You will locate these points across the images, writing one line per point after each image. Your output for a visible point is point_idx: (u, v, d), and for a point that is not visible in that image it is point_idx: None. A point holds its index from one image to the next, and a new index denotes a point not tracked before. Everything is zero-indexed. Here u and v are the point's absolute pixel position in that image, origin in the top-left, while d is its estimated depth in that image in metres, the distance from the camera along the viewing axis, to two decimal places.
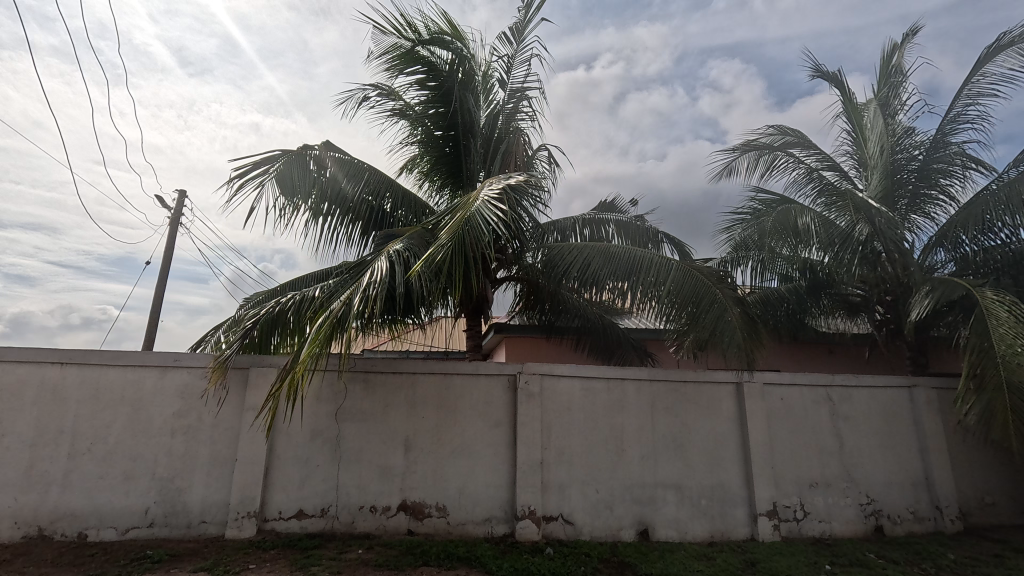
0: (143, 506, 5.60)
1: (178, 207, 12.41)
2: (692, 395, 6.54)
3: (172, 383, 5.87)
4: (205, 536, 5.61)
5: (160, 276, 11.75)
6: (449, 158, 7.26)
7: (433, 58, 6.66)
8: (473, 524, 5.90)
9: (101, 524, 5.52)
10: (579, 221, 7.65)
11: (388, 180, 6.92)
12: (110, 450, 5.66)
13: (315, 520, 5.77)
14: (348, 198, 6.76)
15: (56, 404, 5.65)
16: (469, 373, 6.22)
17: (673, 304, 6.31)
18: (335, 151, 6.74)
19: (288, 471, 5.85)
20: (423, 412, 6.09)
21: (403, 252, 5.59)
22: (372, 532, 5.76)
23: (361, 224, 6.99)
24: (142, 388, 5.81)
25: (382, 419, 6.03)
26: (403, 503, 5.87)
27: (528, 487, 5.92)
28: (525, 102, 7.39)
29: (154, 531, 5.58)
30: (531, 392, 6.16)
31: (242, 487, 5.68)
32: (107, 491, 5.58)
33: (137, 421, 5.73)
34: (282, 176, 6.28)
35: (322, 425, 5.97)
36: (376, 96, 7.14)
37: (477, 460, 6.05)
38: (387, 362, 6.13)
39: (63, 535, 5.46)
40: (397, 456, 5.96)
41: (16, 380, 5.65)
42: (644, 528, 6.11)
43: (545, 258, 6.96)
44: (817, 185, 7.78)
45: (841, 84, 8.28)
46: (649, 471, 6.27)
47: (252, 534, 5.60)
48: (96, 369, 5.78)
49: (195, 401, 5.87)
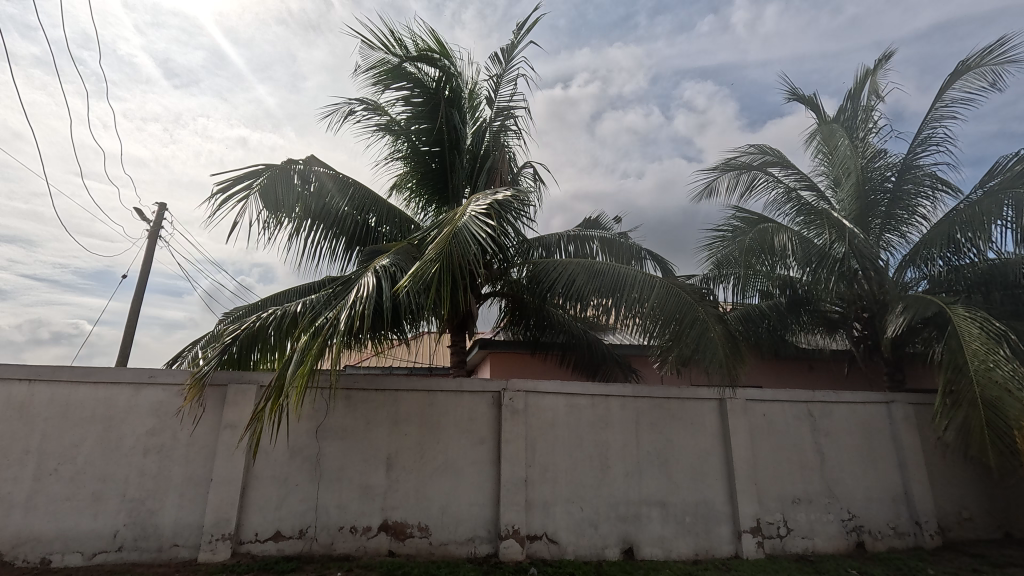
0: (112, 529, 5.39)
1: (158, 221, 12.20)
2: (676, 411, 6.56)
3: (147, 400, 5.70)
4: (177, 560, 5.40)
5: (137, 290, 11.48)
6: (435, 174, 7.28)
7: (420, 75, 6.76)
8: (456, 544, 5.78)
9: (67, 548, 5.28)
10: (563, 238, 7.72)
11: (373, 195, 6.93)
12: (79, 470, 5.45)
13: (293, 542, 5.60)
14: (334, 212, 6.73)
15: (22, 423, 5.44)
16: (453, 390, 6.16)
17: (656, 319, 6.34)
18: (319, 165, 6.70)
19: (265, 491, 5.69)
20: (405, 430, 6.00)
21: (390, 268, 5.56)
22: (351, 554, 5.61)
23: (345, 239, 6.93)
24: (115, 405, 5.63)
25: (364, 436, 5.92)
26: (384, 523, 5.74)
27: (512, 506, 5.85)
28: (512, 120, 7.45)
29: (123, 556, 5.35)
30: (515, 409, 6.12)
31: (217, 507, 5.50)
32: (73, 514, 5.36)
33: (108, 439, 5.54)
34: (266, 189, 6.23)
35: (302, 444, 5.83)
36: (362, 111, 7.17)
37: (461, 478, 5.96)
38: (369, 379, 6.04)
39: (25, 561, 5.21)
40: (378, 475, 5.85)
41: None
42: (628, 546, 6.06)
43: (530, 273, 6.98)
44: (795, 205, 7.98)
45: (817, 108, 8.55)
46: (633, 487, 6.24)
47: (226, 557, 5.40)
48: (66, 386, 5.59)
49: (170, 419, 5.70)
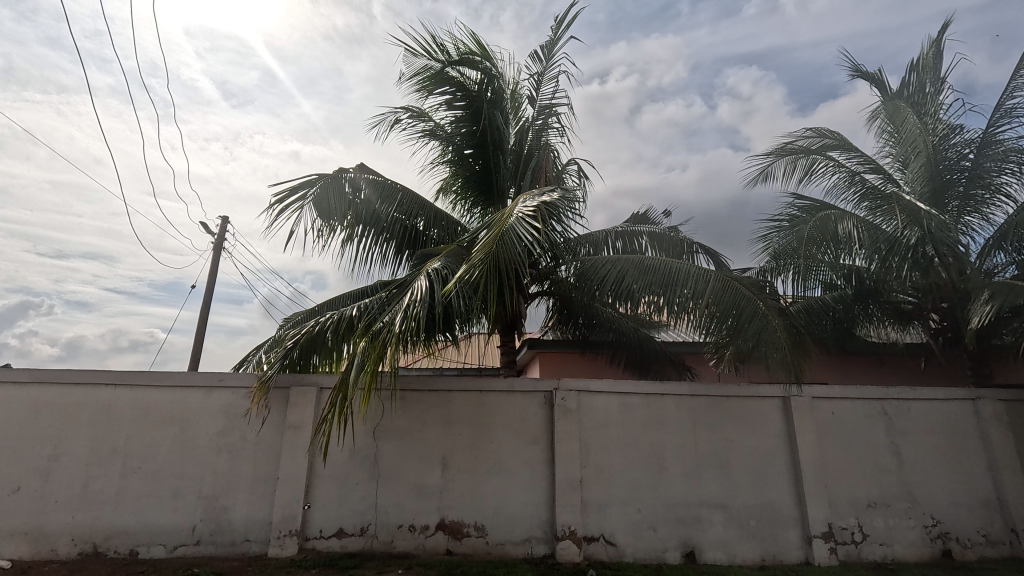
0: (190, 523, 5.73)
1: (222, 233, 12.93)
2: (736, 410, 6.29)
3: (217, 402, 6.04)
4: (249, 555, 5.68)
5: (205, 300, 12.22)
6: (479, 176, 7.32)
7: (462, 79, 6.86)
8: (512, 544, 5.78)
9: (151, 541, 5.66)
10: (611, 234, 7.59)
11: (421, 200, 7.04)
12: (159, 468, 5.83)
13: (355, 539, 5.77)
14: (383, 219, 6.87)
15: (109, 424, 5.88)
16: (504, 390, 6.16)
17: (713, 315, 6.11)
18: (369, 173, 6.90)
19: (327, 490, 5.89)
20: (458, 430, 6.06)
21: (442, 270, 5.66)
22: (411, 552, 5.72)
23: (395, 244, 7.09)
24: (188, 407, 6.00)
25: (418, 436, 6.03)
26: (441, 522, 5.82)
27: (567, 506, 5.79)
28: (554, 118, 7.40)
29: (201, 549, 5.68)
30: (567, 408, 6.06)
31: (284, 504, 5.75)
32: (155, 509, 5.74)
33: (184, 439, 5.91)
34: (319, 199, 6.48)
35: (360, 444, 6.00)
36: (407, 119, 7.32)
37: (515, 478, 5.96)
38: (422, 380, 6.13)
39: (116, 552, 5.62)
40: (434, 475, 5.94)
41: (72, 401, 5.89)
42: (690, 550, 5.87)
43: (578, 271, 6.90)
44: (860, 189, 7.50)
45: (881, 84, 8.00)
46: (692, 489, 6.04)
47: (294, 552, 5.63)
48: (146, 390, 6.00)
49: (239, 421, 6.01)
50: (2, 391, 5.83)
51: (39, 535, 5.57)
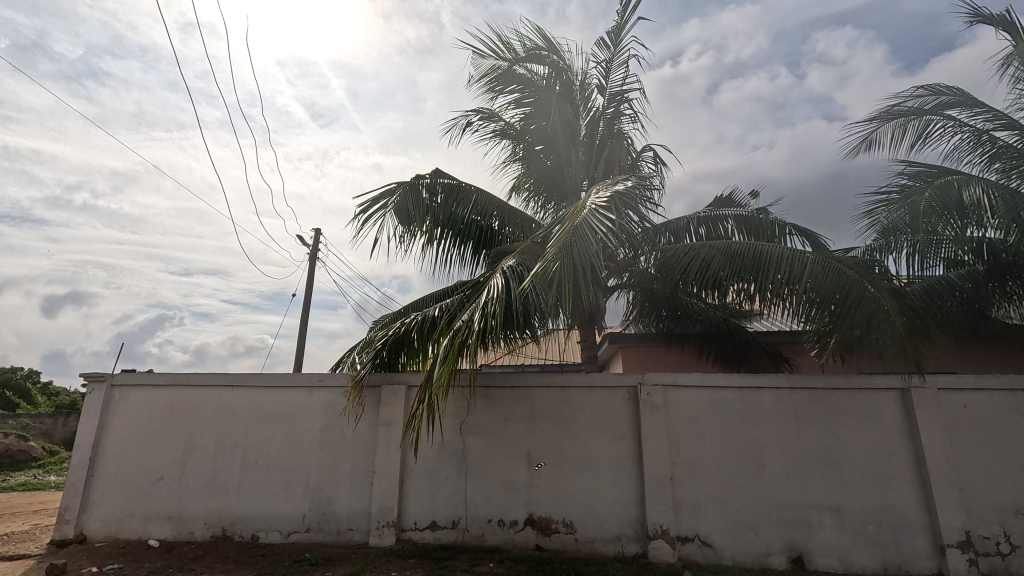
0: (300, 512, 6.24)
1: (315, 245, 13.95)
2: (845, 404, 5.73)
3: (318, 401, 6.52)
4: (352, 543, 6.07)
5: (305, 307, 13.26)
6: (551, 171, 7.23)
7: (530, 76, 6.94)
8: (602, 542, 5.69)
9: (269, 527, 6.23)
10: (692, 220, 7.22)
11: (494, 200, 7.14)
12: (272, 461, 6.40)
13: (448, 532, 5.97)
14: (459, 221, 7.04)
15: (229, 421, 6.55)
16: (587, 385, 6.08)
17: (813, 300, 5.60)
18: (443, 178, 7.08)
19: (420, 484, 6.14)
20: (542, 426, 6.06)
21: (516, 268, 5.69)
22: (501, 546, 5.82)
23: (472, 245, 7.23)
24: (294, 406, 6.53)
25: (503, 433, 6.11)
26: (530, 517, 5.86)
27: (658, 505, 5.59)
28: (626, 105, 7.18)
29: (310, 536, 6.16)
30: (654, 404, 5.85)
31: (381, 497, 6.08)
32: (272, 498, 6.31)
33: (292, 435, 6.44)
34: (399, 207, 6.75)
35: (448, 440, 6.20)
36: (478, 121, 7.43)
37: (602, 475, 5.86)
38: (504, 377, 6.20)
39: (240, 536, 6.24)
40: (520, 471, 5.99)
41: (199, 401, 6.63)
42: (797, 555, 5.44)
43: (659, 261, 6.64)
44: (989, 149, 6.52)
45: (1010, 27, 6.92)
46: (797, 489, 5.59)
47: (392, 542, 5.94)
48: (258, 390, 6.61)
49: (338, 418, 6.45)
50: (145, 393, 6.69)
51: (179, 519, 6.33)
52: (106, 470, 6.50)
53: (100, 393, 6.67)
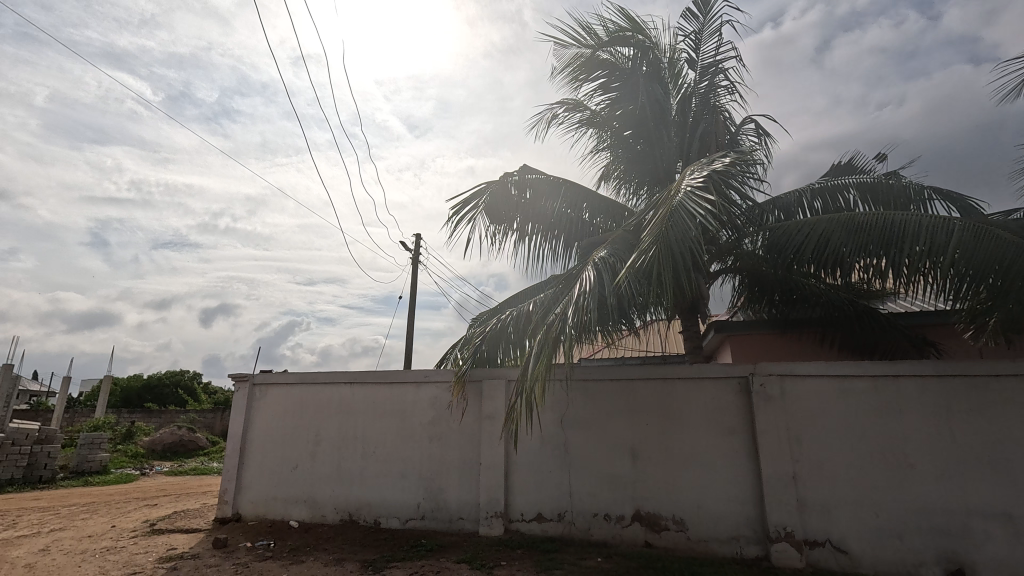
0: (415, 500, 6.64)
1: (416, 249, 14.75)
2: (1014, 394, 4.86)
3: (426, 396, 6.89)
4: (463, 531, 6.34)
5: (409, 309, 14.08)
6: (642, 155, 6.88)
7: (614, 59, 6.76)
8: (717, 542, 5.38)
9: (389, 514, 6.71)
10: (805, 193, 6.54)
11: (584, 190, 7.04)
12: (388, 452, 6.88)
13: (554, 525, 6.00)
14: (549, 214, 7.01)
15: (349, 415, 7.15)
16: (692, 377, 5.77)
17: (964, 275, 4.79)
18: (532, 173, 7.11)
19: (524, 476, 6.24)
20: (645, 420, 5.87)
21: (608, 258, 5.55)
22: (609, 541, 5.73)
23: (563, 238, 7.06)
24: (404, 401, 6.96)
25: (605, 427, 6.01)
26: (637, 513, 5.70)
27: (780, 505, 5.16)
28: (722, 76, 6.72)
29: (425, 523, 6.54)
30: (769, 395, 5.40)
31: (488, 488, 6.28)
32: (389, 487, 6.79)
33: (404, 428, 6.87)
34: (490, 205, 6.90)
35: (550, 433, 6.22)
36: (563, 113, 7.36)
37: (713, 471, 5.53)
38: (603, 370, 6.08)
39: (365, 520, 6.79)
40: (624, 465, 5.85)
41: (324, 397, 7.32)
42: (956, 568, 4.73)
43: (768, 241, 6.10)
44: None
45: None
46: (953, 492, 4.86)
47: (501, 532, 6.11)
48: (372, 386, 7.14)
49: (444, 412, 6.77)
50: (280, 390, 7.52)
51: (313, 503, 7.04)
52: (253, 459, 7.42)
53: (245, 392, 7.63)
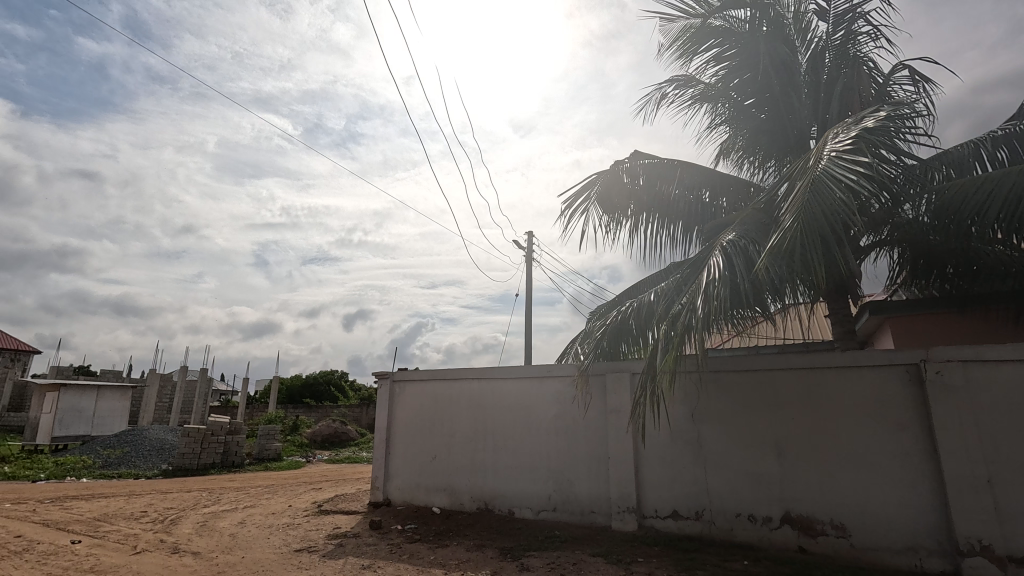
0: (546, 492, 6.78)
1: (529, 247, 15.00)
2: None
3: (549, 389, 7.00)
4: (596, 525, 6.34)
5: (527, 306, 14.38)
6: (768, 124, 6.26)
7: (729, 25, 6.27)
8: (890, 552, 4.75)
9: (522, 504, 6.93)
10: (984, 142, 5.54)
11: (703, 170, 6.61)
12: (517, 445, 7.11)
13: (692, 523, 5.75)
14: (665, 199, 6.68)
15: (479, 409, 7.52)
16: (846, 365, 5.13)
17: None
18: (644, 158, 6.87)
19: (656, 472, 6.05)
20: (790, 414, 5.35)
21: (738, 241, 5.16)
22: (756, 544, 5.34)
23: (682, 223, 6.68)
24: (529, 395, 7.14)
25: (742, 421, 5.60)
26: (787, 516, 5.24)
27: (971, 514, 4.41)
28: (862, 23, 5.95)
29: (557, 515, 6.64)
30: (949, 385, 4.62)
31: (619, 483, 6.19)
32: (521, 479, 7.01)
33: (531, 422, 7.05)
34: (603, 195, 6.81)
35: (681, 428, 5.95)
36: (674, 91, 6.99)
37: (879, 471, 4.89)
38: (737, 361, 5.66)
39: (500, 510, 7.08)
40: (768, 463, 5.40)
41: (455, 392, 7.78)
42: None
43: (936, 206, 5.23)
44: None
45: None
46: None
47: (635, 528, 6.00)
48: (498, 382, 7.43)
49: (568, 406, 6.82)
50: (416, 387, 8.15)
51: (452, 491, 7.52)
52: (398, 449, 8.12)
53: (387, 388, 8.39)
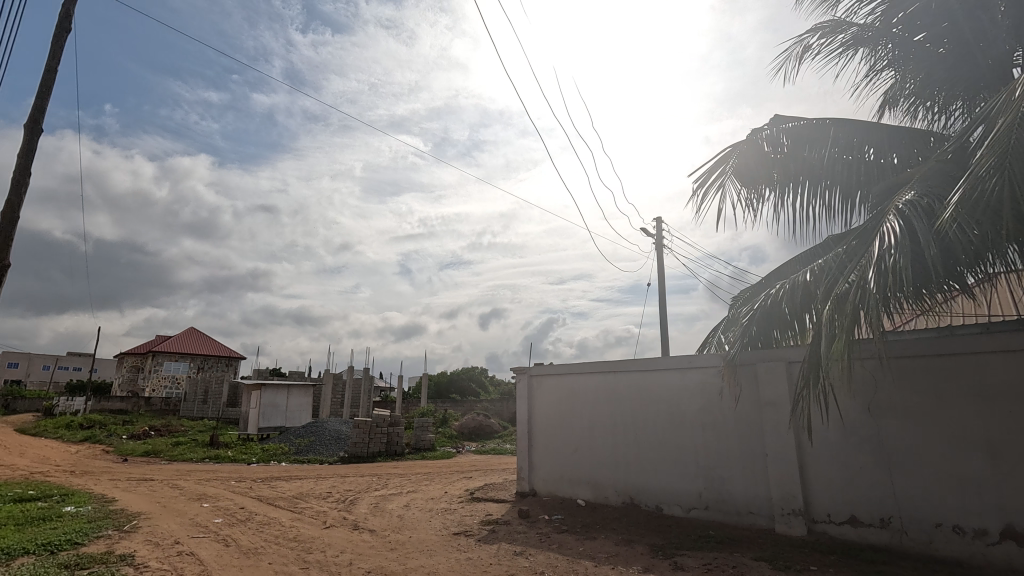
0: (696, 489, 6.44)
1: (659, 233, 14.35)
2: None
3: (692, 381, 6.67)
4: (757, 527, 5.89)
5: (661, 294, 13.78)
6: (950, 58, 5.18)
7: None
8: None
9: (670, 501, 6.67)
10: None
11: (863, 126, 5.70)
12: (661, 439, 6.86)
13: (876, 531, 5.10)
14: (817, 164, 5.90)
15: (618, 403, 7.41)
16: None
17: None
18: (786, 122, 6.17)
19: (827, 473, 5.48)
20: (1005, 408, 4.52)
21: (919, 201, 4.38)
22: (964, 560, 4.59)
23: (840, 189, 5.82)
24: (671, 387, 6.85)
25: (936, 416, 4.84)
26: (1007, 530, 4.42)
27: None
28: None
29: (711, 513, 6.28)
30: None
31: (781, 483, 5.70)
32: (667, 474, 6.75)
33: (674, 416, 6.77)
34: (740, 167, 6.28)
35: (855, 423, 5.32)
36: (818, 40, 6.15)
37: None
38: (925, 345, 4.89)
39: (647, 505, 6.90)
40: (975, 465, 4.63)
41: (591, 385, 7.77)
42: None
43: None
44: None
45: None
46: None
47: (804, 534, 5.48)
48: (636, 374, 7.25)
49: (715, 398, 6.43)
50: (553, 381, 8.29)
51: (596, 484, 7.51)
52: (540, 442, 8.34)
53: (524, 382, 8.66)
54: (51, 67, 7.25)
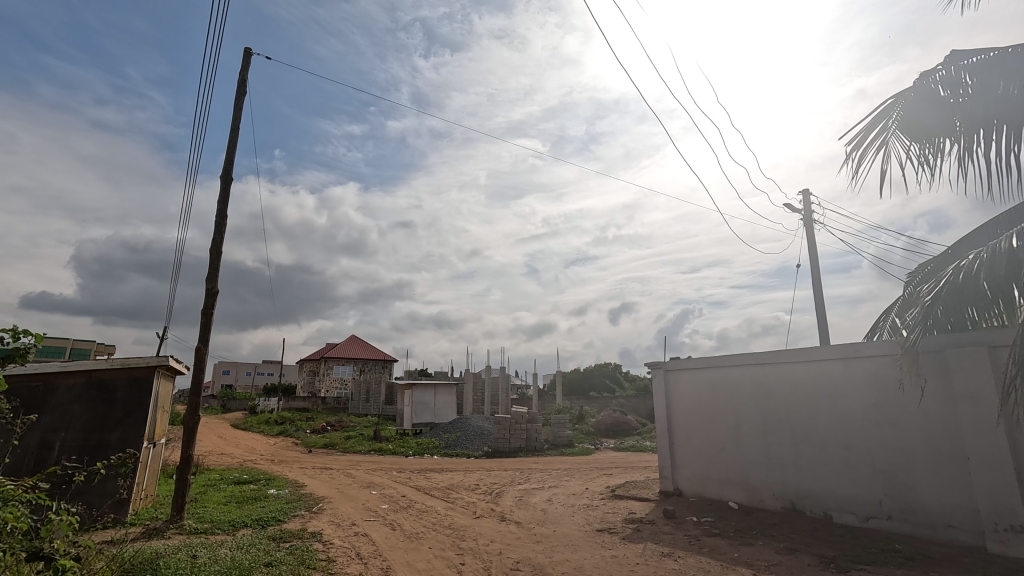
0: (875, 497, 5.67)
1: (807, 207, 12.81)
2: None
3: (860, 372, 5.89)
4: (959, 544, 5.01)
5: (814, 275, 12.28)
6: None
7: None
8: None
9: (841, 508, 5.95)
10: None
11: None
12: (825, 438, 6.15)
13: None
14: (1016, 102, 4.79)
15: (768, 398, 6.79)
16: None
17: None
18: (968, 57, 5.13)
19: None
20: None
21: None
22: None
23: None
24: (833, 380, 6.10)
25: None
26: None
27: None
28: None
29: (896, 526, 5.49)
30: None
31: (990, 492, 4.78)
32: (835, 478, 6.03)
33: (838, 412, 6.01)
34: (906, 119, 5.40)
35: None
36: None
37: None
38: None
39: (812, 512, 6.22)
40: None
41: (736, 379, 7.21)
42: None
43: None
44: None
45: None
46: None
47: None
48: (788, 366, 6.59)
49: (891, 392, 5.62)
50: (691, 375, 7.86)
51: (748, 486, 6.96)
52: (681, 439, 7.96)
53: (660, 377, 8.33)
54: (236, 128, 8.85)
